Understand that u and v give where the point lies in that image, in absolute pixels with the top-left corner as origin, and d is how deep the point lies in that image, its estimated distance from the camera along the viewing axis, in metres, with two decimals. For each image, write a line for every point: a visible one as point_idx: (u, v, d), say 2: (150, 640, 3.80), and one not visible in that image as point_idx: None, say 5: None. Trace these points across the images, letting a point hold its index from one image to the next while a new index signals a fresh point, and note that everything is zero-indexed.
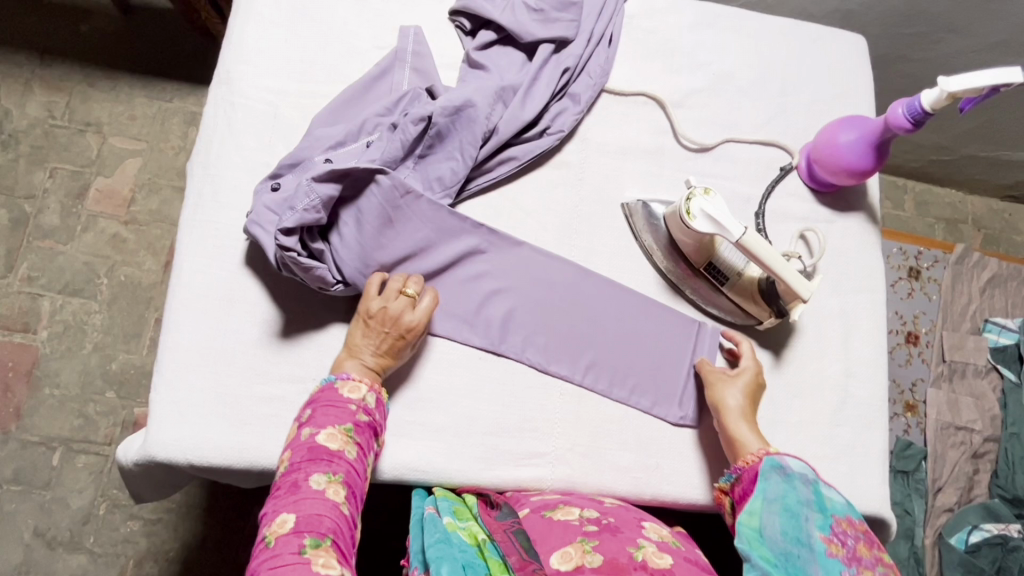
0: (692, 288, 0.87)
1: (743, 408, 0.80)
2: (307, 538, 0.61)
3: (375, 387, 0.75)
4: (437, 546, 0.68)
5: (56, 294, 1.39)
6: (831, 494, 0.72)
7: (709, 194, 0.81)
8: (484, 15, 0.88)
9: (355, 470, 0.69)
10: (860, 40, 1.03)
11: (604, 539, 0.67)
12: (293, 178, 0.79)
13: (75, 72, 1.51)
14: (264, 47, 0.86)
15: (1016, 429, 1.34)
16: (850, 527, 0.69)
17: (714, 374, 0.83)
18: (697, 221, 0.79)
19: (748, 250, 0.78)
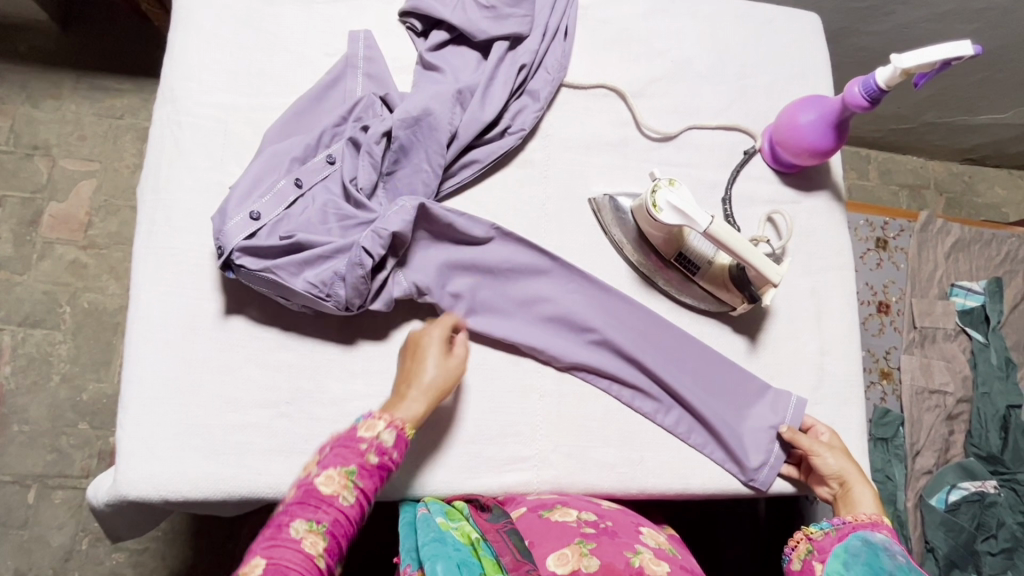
0: (666, 281, 0.87)
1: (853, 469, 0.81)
2: (300, 520, 0.60)
3: (395, 424, 0.69)
4: (431, 545, 0.66)
5: (16, 326, 1.34)
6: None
7: (673, 185, 0.81)
8: (435, 15, 0.86)
9: (371, 467, 0.66)
10: (815, 17, 1.03)
11: (601, 542, 0.67)
12: (266, 203, 0.76)
13: (17, 94, 1.44)
14: (208, 62, 0.83)
15: (985, 388, 1.40)
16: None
17: (828, 436, 0.84)
18: (664, 213, 0.79)
19: (717, 239, 0.78)
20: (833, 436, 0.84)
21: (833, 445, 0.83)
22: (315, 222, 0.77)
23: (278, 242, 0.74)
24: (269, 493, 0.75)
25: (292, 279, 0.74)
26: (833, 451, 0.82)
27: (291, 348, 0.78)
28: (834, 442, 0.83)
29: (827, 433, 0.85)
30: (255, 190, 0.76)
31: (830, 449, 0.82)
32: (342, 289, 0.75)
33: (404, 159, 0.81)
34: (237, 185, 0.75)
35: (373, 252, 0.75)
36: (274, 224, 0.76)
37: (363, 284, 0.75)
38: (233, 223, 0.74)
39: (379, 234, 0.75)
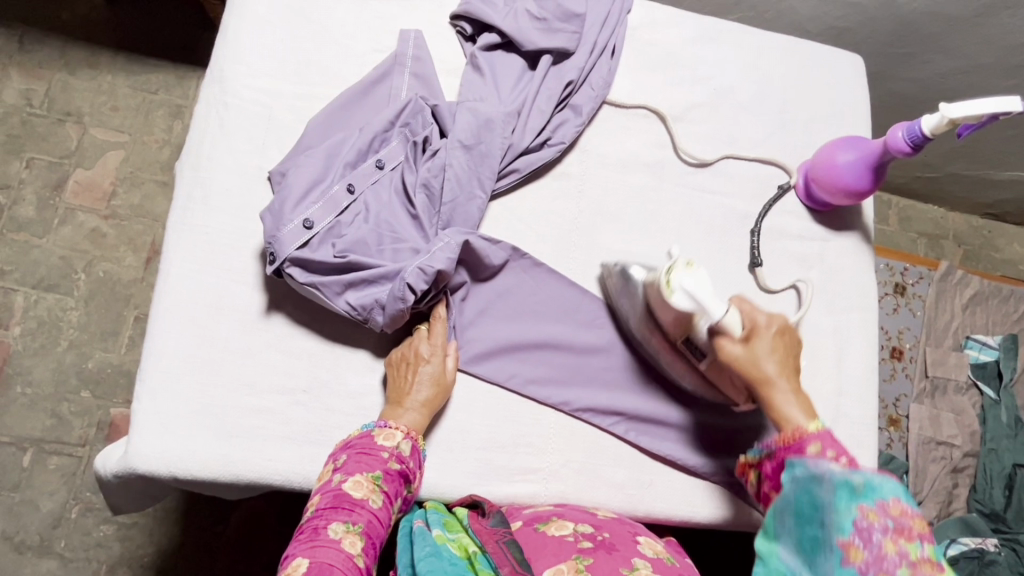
0: (673, 361, 0.81)
1: (782, 376, 0.72)
2: (339, 521, 0.65)
3: (411, 434, 0.74)
4: (427, 559, 0.64)
5: (30, 289, 1.35)
6: (855, 469, 0.59)
7: (690, 267, 0.75)
8: (486, 20, 0.86)
9: (394, 473, 0.71)
10: (858, 59, 1.03)
11: (599, 557, 0.65)
12: (319, 210, 0.75)
13: (56, 59, 1.46)
14: (259, 46, 0.84)
15: (993, 445, 1.39)
16: (900, 512, 0.55)
17: (765, 326, 0.74)
18: (678, 296, 0.74)
19: (729, 330, 0.73)
20: (769, 337, 0.74)
21: (760, 352, 0.73)
22: (368, 241, 0.77)
23: (331, 256, 0.74)
24: (278, 480, 0.74)
25: (335, 299, 0.73)
26: (761, 358, 0.72)
27: (313, 336, 0.78)
28: (765, 318, 0.75)
29: (764, 336, 0.73)
30: (309, 194, 0.75)
31: (753, 356, 0.73)
32: (379, 316, 0.74)
33: (447, 165, 0.81)
34: (291, 188, 0.75)
35: (416, 288, 0.74)
36: (327, 232, 0.75)
37: (402, 316, 0.74)
38: (287, 229, 0.73)
39: (424, 270, 0.74)
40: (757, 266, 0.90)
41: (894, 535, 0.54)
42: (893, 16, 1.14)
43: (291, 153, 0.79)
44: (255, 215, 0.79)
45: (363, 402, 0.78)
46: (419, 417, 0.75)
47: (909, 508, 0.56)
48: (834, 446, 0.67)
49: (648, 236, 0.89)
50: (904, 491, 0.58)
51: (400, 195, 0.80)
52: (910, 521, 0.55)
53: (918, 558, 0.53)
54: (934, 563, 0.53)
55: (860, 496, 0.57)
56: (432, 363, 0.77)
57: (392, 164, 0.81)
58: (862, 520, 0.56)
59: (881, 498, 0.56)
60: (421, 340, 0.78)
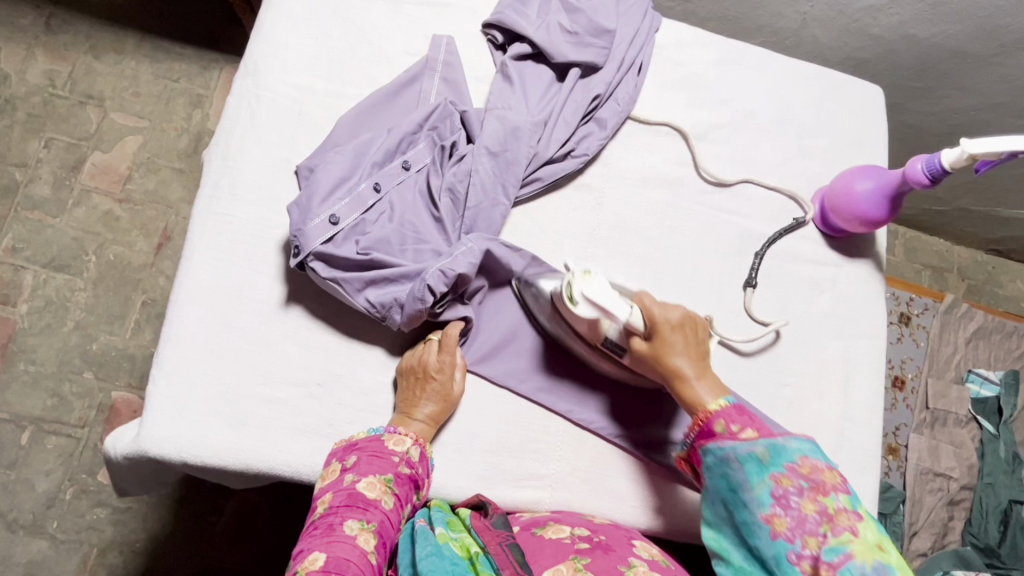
0: (598, 360, 0.82)
1: (696, 372, 0.73)
2: (353, 520, 0.66)
3: (420, 441, 0.75)
4: (429, 559, 0.64)
5: (40, 267, 1.35)
6: (758, 440, 0.65)
7: (588, 274, 0.76)
8: (518, 30, 0.88)
9: (405, 476, 0.72)
10: (878, 90, 1.05)
11: (596, 556, 0.66)
12: (346, 207, 0.76)
13: (81, 42, 1.48)
14: (294, 43, 0.85)
15: (990, 479, 1.39)
16: (809, 469, 0.62)
17: (663, 322, 0.74)
18: (579, 306, 0.75)
19: (634, 328, 0.75)
20: (670, 330, 0.74)
21: (664, 345, 0.74)
22: (391, 240, 0.78)
23: (354, 252, 0.75)
24: (287, 471, 0.75)
25: (355, 295, 0.74)
26: (665, 350, 0.74)
27: (330, 331, 0.79)
28: (666, 312, 0.75)
29: (666, 330, 0.74)
30: (336, 191, 0.76)
31: (658, 350, 0.74)
32: (397, 315, 0.75)
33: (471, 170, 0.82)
34: (319, 183, 0.76)
35: (435, 289, 0.74)
36: (351, 229, 0.76)
37: (419, 316, 0.75)
38: (313, 224, 0.74)
39: (445, 272, 0.75)
40: (751, 286, 0.90)
41: (809, 494, 0.61)
42: (912, 50, 1.16)
43: (319, 149, 0.80)
44: (280, 207, 0.80)
45: (376, 398, 0.79)
46: (425, 430, 0.76)
47: (818, 463, 0.63)
48: (740, 420, 0.68)
49: (664, 251, 0.90)
50: (816, 450, 0.64)
51: (424, 197, 0.81)
52: (820, 475, 0.62)
53: (835, 509, 0.59)
54: (852, 512, 0.59)
55: (768, 465, 0.64)
56: (442, 381, 0.76)
57: (417, 166, 0.82)
58: (776, 488, 0.63)
59: (788, 462, 0.63)
60: (433, 355, 0.77)
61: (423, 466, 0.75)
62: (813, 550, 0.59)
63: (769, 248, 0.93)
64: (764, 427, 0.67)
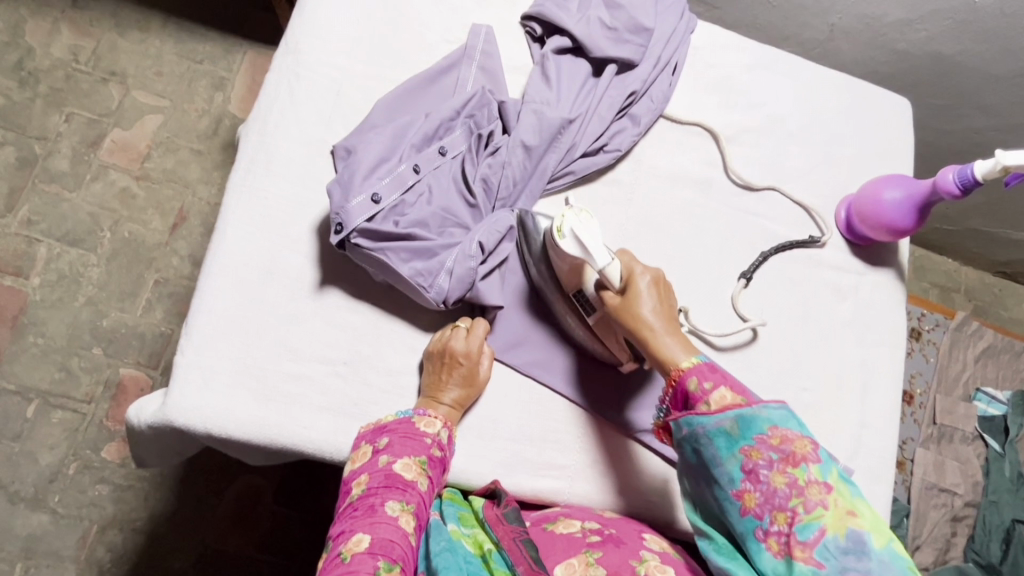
0: (569, 317, 0.81)
1: (667, 327, 0.72)
2: (394, 500, 0.67)
3: (449, 424, 0.75)
4: (442, 555, 0.65)
5: (55, 241, 1.35)
6: (729, 408, 0.64)
7: (582, 214, 0.76)
8: (558, 23, 0.88)
9: (436, 459, 0.73)
10: (905, 103, 1.06)
11: (608, 550, 0.65)
12: (387, 187, 0.76)
13: (107, 19, 1.48)
14: (335, 24, 0.85)
15: (994, 497, 1.40)
16: (779, 440, 0.62)
17: (640, 275, 0.74)
18: (565, 239, 0.75)
19: (609, 279, 0.75)
20: (644, 283, 0.74)
21: (636, 298, 0.73)
22: (429, 222, 0.78)
23: (395, 232, 0.75)
24: (311, 448, 0.75)
25: (400, 266, 0.74)
26: (638, 303, 0.73)
27: (359, 310, 0.79)
28: (642, 268, 0.75)
29: (641, 284, 0.73)
30: (376, 171, 0.77)
31: (630, 303, 0.73)
32: (444, 282, 0.77)
33: (506, 156, 0.83)
34: (359, 163, 0.76)
35: (486, 247, 0.79)
36: (391, 210, 0.76)
37: (469, 278, 0.77)
38: (355, 203, 0.74)
39: (493, 231, 0.79)
40: (744, 278, 0.90)
41: (779, 466, 0.61)
42: (938, 67, 1.17)
43: (357, 129, 0.81)
44: (315, 185, 0.81)
45: (401, 380, 0.79)
46: (450, 417, 0.76)
47: (788, 432, 0.62)
48: (712, 377, 0.67)
49: (691, 250, 0.90)
50: (786, 416, 0.64)
51: (460, 182, 0.82)
52: (789, 445, 0.61)
53: (805, 480, 0.59)
54: (822, 483, 0.59)
55: (739, 439, 0.63)
56: (469, 370, 0.76)
57: (454, 152, 0.82)
58: (748, 462, 0.62)
59: (757, 434, 0.63)
60: (461, 343, 0.77)
61: (450, 450, 0.75)
62: (783, 524, 0.59)
63: (777, 254, 0.94)
64: (736, 385, 0.66)
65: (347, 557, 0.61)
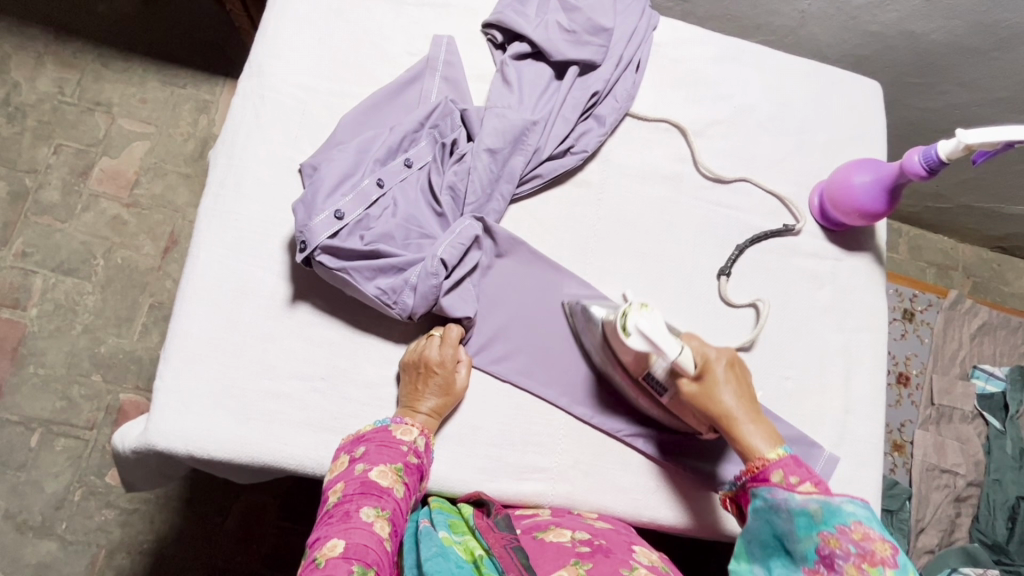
0: (638, 397, 0.82)
1: (745, 412, 0.74)
2: (368, 506, 0.67)
3: (426, 431, 0.76)
4: (434, 560, 0.65)
5: (49, 272, 1.37)
6: (813, 496, 0.66)
7: (645, 308, 0.74)
8: (517, 29, 0.89)
9: (413, 466, 0.73)
10: (876, 86, 1.05)
11: (598, 561, 0.65)
12: (351, 203, 0.77)
13: (90, 50, 1.51)
14: (297, 44, 0.86)
15: (998, 476, 1.38)
16: (861, 536, 0.62)
17: (715, 360, 0.75)
18: (632, 338, 0.73)
19: (685, 369, 0.74)
20: (721, 369, 0.75)
21: (713, 387, 0.74)
22: (395, 235, 0.79)
23: (359, 246, 0.76)
24: (292, 464, 0.76)
25: (364, 284, 0.75)
26: (718, 391, 0.74)
27: (334, 325, 0.80)
28: (714, 352, 0.76)
29: (717, 371, 0.75)
30: (340, 187, 0.78)
31: (707, 392, 0.74)
32: (409, 298, 0.77)
33: (471, 165, 0.83)
34: (323, 180, 0.77)
35: (448, 263, 0.78)
36: (356, 224, 0.77)
37: (432, 294, 0.77)
38: (318, 220, 0.75)
39: (455, 245, 0.79)
40: (725, 275, 0.90)
41: (855, 560, 0.61)
42: (912, 46, 1.16)
43: (323, 147, 0.82)
44: (285, 204, 0.82)
45: (379, 392, 0.80)
46: (428, 426, 0.77)
47: (872, 531, 0.62)
48: (798, 471, 0.69)
49: (665, 246, 0.91)
50: (871, 516, 0.64)
51: (427, 193, 0.83)
52: (871, 545, 0.61)
53: None
54: None
55: (819, 524, 0.64)
56: (445, 377, 0.77)
57: (420, 164, 0.83)
58: (823, 547, 0.63)
59: (840, 524, 0.63)
60: (436, 350, 0.78)
61: (425, 461, 0.75)
62: None
63: (753, 246, 0.93)
64: (818, 482, 0.69)
65: (321, 562, 0.62)
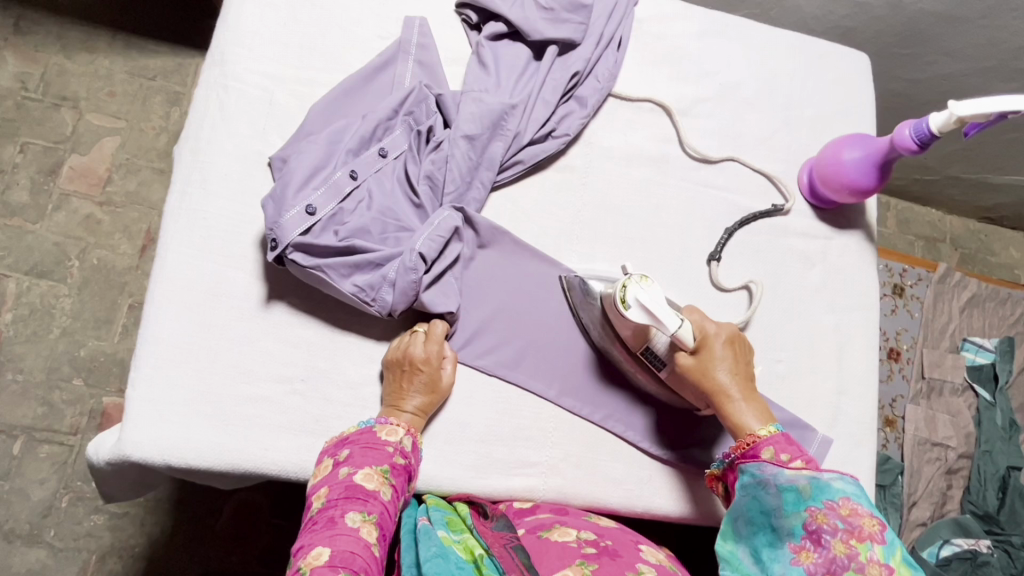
0: (636, 372, 0.81)
1: (737, 389, 0.75)
2: (354, 512, 0.65)
3: (413, 431, 0.74)
4: (433, 561, 0.63)
5: (22, 275, 1.33)
6: (803, 473, 0.67)
7: (644, 281, 0.75)
8: (492, 8, 0.85)
9: (400, 468, 0.71)
10: (864, 58, 1.03)
11: (603, 562, 0.64)
12: (324, 197, 0.74)
13: (52, 42, 1.44)
14: (261, 30, 0.82)
15: (987, 447, 1.39)
16: (849, 511, 0.62)
17: (714, 335, 0.77)
18: (632, 310, 0.73)
19: (684, 343, 0.75)
20: (719, 344, 0.76)
21: (710, 361, 0.76)
22: (371, 229, 0.76)
23: (333, 242, 0.73)
24: (274, 470, 0.73)
25: (340, 282, 0.72)
26: (712, 366, 0.76)
27: (313, 325, 0.77)
28: (714, 328, 0.78)
29: (716, 345, 0.76)
30: (311, 181, 0.74)
31: (704, 366, 0.76)
32: (388, 294, 0.74)
33: (449, 153, 0.80)
34: (294, 174, 0.73)
35: (428, 257, 0.75)
36: (329, 219, 0.74)
37: (412, 290, 0.74)
38: (289, 216, 0.72)
39: (434, 238, 0.76)
40: (715, 260, 0.88)
41: (843, 536, 0.61)
42: (899, 16, 1.13)
43: (292, 139, 0.78)
44: (255, 200, 0.78)
45: (362, 392, 0.77)
46: (415, 426, 0.74)
47: (859, 506, 0.63)
48: (789, 449, 0.70)
49: (652, 231, 0.88)
50: (859, 493, 0.65)
51: (403, 184, 0.79)
52: (859, 520, 0.62)
53: (867, 558, 0.59)
54: (884, 565, 0.59)
55: (808, 499, 0.65)
56: (430, 375, 0.75)
57: (395, 153, 0.80)
58: (811, 523, 0.63)
59: (828, 500, 0.64)
60: (419, 347, 0.75)
61: (412, 463, 0.73)
62: None
63: (742, 228, 0.91)
64: (810, 460, 0.70)
65: (306, 571, 0.59)
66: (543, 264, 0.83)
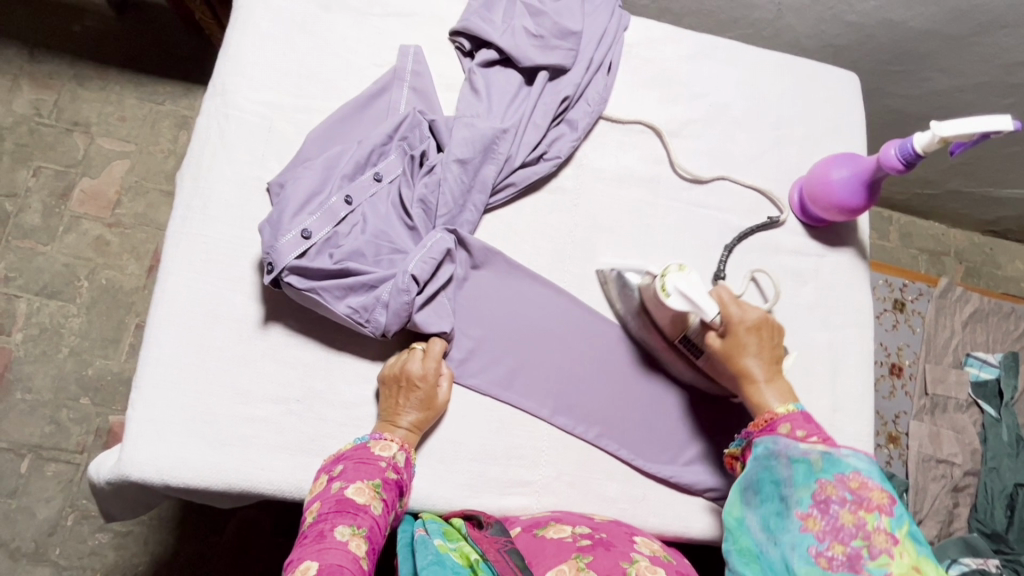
0: (675, 361, 0.85)
1: (763, 372, 0.76)
2: (344, 525, 0.66)
3: (407, 447, 0.75)
4: (429, 568, 0.63)
5: (33, 295, 1.36)
6: (817, 447, 0.69)
7: (682, 270, 0.79)
8: (484, 36, 0.88)
9: (392, 482, 0.72)
10: (853, 77, 1.04)
11: (598, 555, 0.64)
12: (318, 222, 0.76)
13: (65, 70, 1.49)
14: (261, 60, 0.85)
15: (994, 463, 1.37)
16: (859, 484, 0.65)
17: (739, 322, 0.76)
18: (671, 297, 0.78)
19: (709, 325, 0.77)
20: (746, 330, 0.76)
21: (738, 345, 0.76)
22: (365, 252, 0.77)
23: (328, 265, 0.75)
24: (270, 489, 0.74)
25: (334, 303, 0.74)
26: (739, 350, 0.76)
27: (309, 346, 0.79)
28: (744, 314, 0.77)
29: (742, 332, 0.76)
30: (307, 205, 0.76)
31: (731, 350, 0.76)
32: (381, 315, 0.75)
33: (441, 176, 0.82)
34: (290, 199, 0.76)
35: (419, 279, 0.76)
36: (324, 243, 0.76)
37: (405, 311, 0.76)
38: (285, 240, 0.74)
39: (426, 260, 0.77)
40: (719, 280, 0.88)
41: (853, 506, 0.64)
42: (890, 35, 1.14)
43: (290, 164, 0.80)
44: (253, 224, 0.80)
45: (357, 411, 0.78)
46: (408, 443, 0.75)
47: (870, 480, 0.65)
48: (806, 426, 0.72)
49: (643, 250, 0.89)
50: (872, 469, 0.67)
51: (397, 208, 0.81)
52: (868, 492, 0.64)
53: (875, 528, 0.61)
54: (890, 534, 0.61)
55: (819, 471, 0.67)
56: (424, 393, 0.76)
57: (389, 177, 0.82)
58: (820, 494, 0.66)
59: (840, 474, 0.66)
60: (415, 364, 0.77)
61: (405, 478, 0.74)
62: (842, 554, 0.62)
63: (741, 243, 0.92)
64: (827, 438, 0.71)
65: None
66: (534, 282, 0.84)
